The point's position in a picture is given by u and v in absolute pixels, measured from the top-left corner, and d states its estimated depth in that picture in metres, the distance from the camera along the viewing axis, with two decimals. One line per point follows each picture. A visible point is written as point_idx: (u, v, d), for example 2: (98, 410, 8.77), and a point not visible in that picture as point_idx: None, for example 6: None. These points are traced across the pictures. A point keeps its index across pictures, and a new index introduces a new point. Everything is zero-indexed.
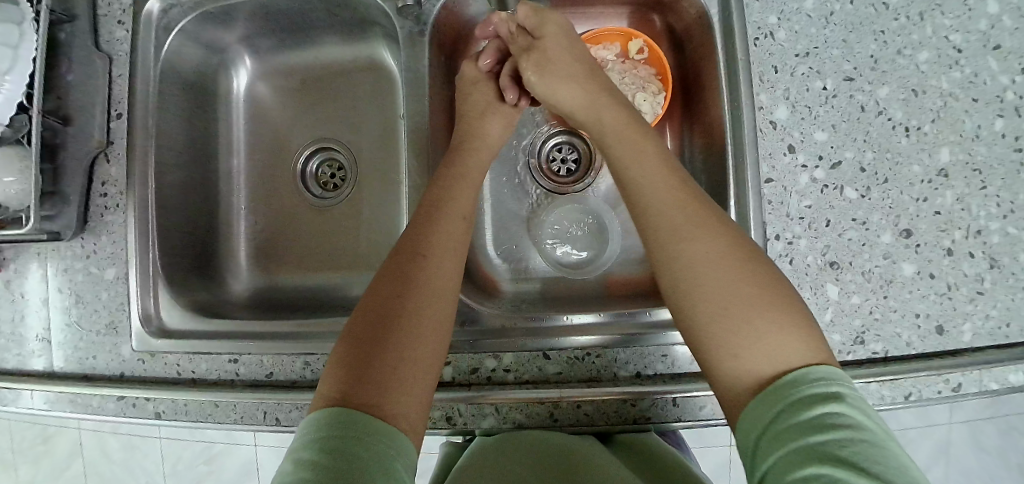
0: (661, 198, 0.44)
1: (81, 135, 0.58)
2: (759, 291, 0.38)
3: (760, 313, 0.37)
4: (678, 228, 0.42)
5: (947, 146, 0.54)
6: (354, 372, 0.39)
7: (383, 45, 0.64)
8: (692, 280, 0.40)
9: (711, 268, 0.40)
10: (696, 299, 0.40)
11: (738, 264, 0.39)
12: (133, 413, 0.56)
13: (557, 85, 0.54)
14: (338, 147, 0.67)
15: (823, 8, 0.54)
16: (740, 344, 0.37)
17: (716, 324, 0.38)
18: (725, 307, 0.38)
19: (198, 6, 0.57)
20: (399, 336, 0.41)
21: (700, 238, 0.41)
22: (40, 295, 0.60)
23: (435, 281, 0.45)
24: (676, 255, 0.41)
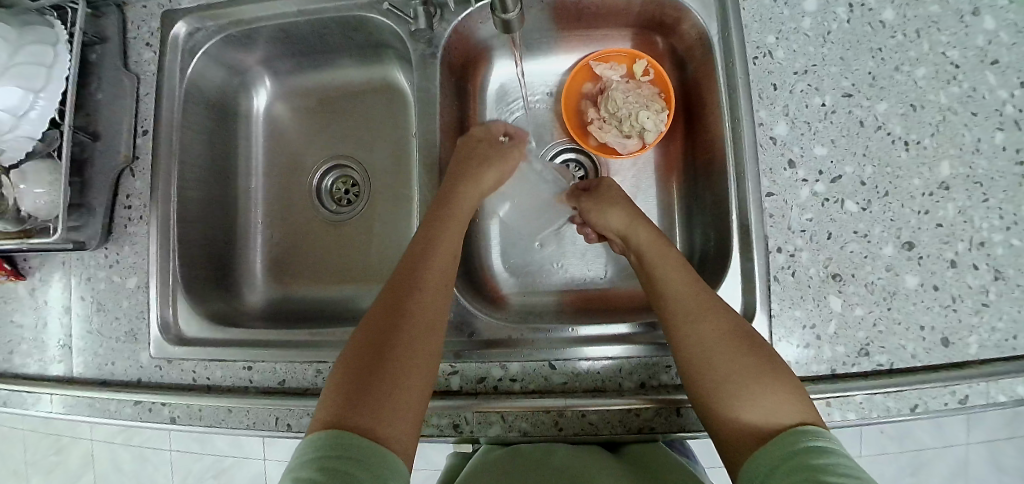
0: (671, 280, 0.50)
1: (109, 150, 0.61)
2: (761, 358, 0.44)
3: (765, 379, 0.42)
4: (686, 308, 0.47)
5: (948, 160, 0.54)
6: (349, 399, 0.40)
7: (396, 66, 0.67)
8: (703, 351, 0.45)
9: (716, 340, 0.45)
10: (707, 367, 0.44)
11: (742, 339, 0.45)
12: (148, 417, 0.57)
13: (604, 208, 0.58)
14: (352, 164, 0.69)
15: (820, 27, 0.55)
16: (752, 408, 0.42)
17: (723, 388, 0.43)
18: (733, 374, 0.43)
19: (222, 29, 0.61)
20: (393, 363, 0.43)
21: (706, 315, 0.46)
22: (63, 303, 0.62)
23: (426, 307, 0.46)
24: (686, 331, 0.46)
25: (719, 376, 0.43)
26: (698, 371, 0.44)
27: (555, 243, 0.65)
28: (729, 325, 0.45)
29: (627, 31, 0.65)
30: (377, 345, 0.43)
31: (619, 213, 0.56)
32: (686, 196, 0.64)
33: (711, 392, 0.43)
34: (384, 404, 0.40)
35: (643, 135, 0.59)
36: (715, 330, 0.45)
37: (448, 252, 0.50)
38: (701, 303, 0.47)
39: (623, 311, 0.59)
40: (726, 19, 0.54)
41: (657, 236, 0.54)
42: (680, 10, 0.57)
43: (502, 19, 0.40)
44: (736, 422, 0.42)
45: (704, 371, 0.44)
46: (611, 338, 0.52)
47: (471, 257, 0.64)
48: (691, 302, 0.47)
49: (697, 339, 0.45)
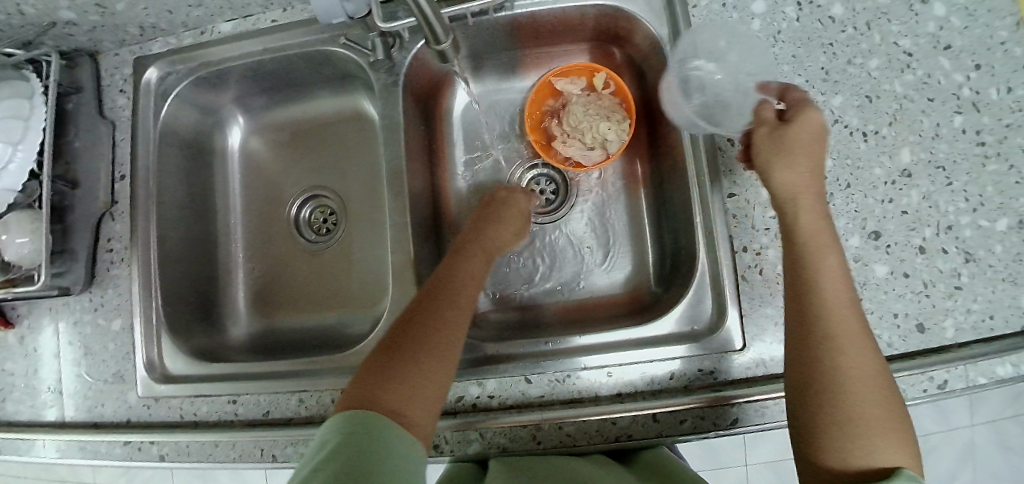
0: (834, 295, 0.43)
1: (88, 196, 0.62)
2: (891, 406, 0.40)
3: (891, 425, 0.39)
4: (852, 334, 0.42)
5: (908, 147, 0.55)
6: (374, 381, 0.44)
7: (364, 94, 0.68)
8: (847, 384, 0.40)
9: (860, 377, 0.40)
10: (845, 401, 0.40)
11: (881, 382, 0.41)
12: (137, 457, 0.58)
13: (794, 160, 0.45)
14: (328, 193, 0.71)
15: (770, 27, 0.56)
16: (873, 453, 0.38)
17: (859, 426, 0.39)
18: (868, 415, 0.39)
19: (191, 72, 0.63)
20: (415, 352, 0.45)
21: (863, 349, 0.41)
22: (51, 349, 0.63)
23: (456, 308, 0.49)
24: (843, 356, 0.41)
25: (854, 413, 0.40)
26: (830, 402, 0.40)
27: (529, 257, 0.66)
28: (874, 363, 0.41)
29: (585, 45, 0.66)
30: (406, 335, 0.46)
31: (795, 177, 0.45)
32: (654, 200, 0.64)
33: (835, 425, 0.40)
34: (406, 389, 0.43)
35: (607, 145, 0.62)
36: (863, 367, 0.41)
37: (476, 263, 0.54)
38: (856, 329, 0.42)
39: (599, 321, 0.60)
40: (677, 26, 0.56)
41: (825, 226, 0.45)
42: (632, 21, 0.58)
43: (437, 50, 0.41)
44: (845, 464, 0.39)
45: (837, 403, 0.40)
46: (583, 348, 0.52)
47: None
48: (856, 329, 0.42)
49: (844, 372, 0.41)
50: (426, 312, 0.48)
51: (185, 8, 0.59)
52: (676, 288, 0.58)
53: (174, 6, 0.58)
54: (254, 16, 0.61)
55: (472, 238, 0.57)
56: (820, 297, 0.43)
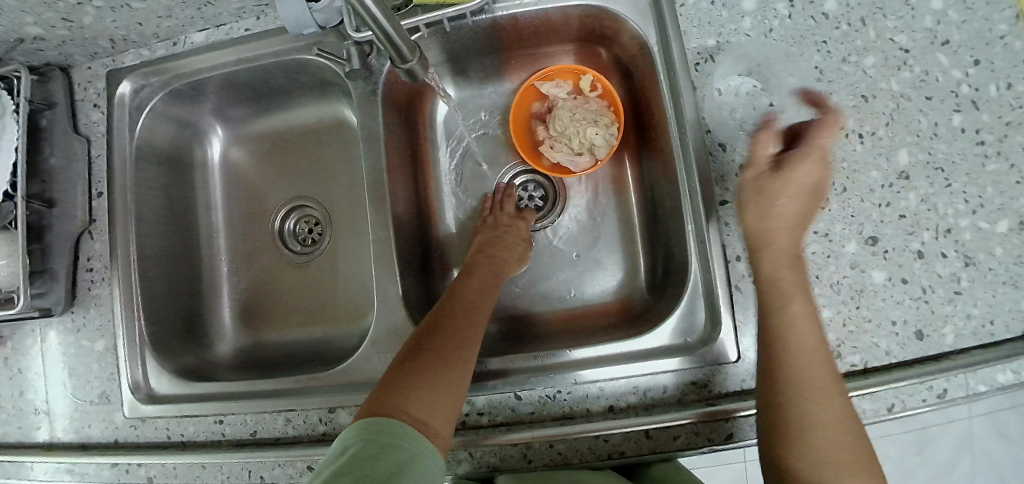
0: (799, 336, 0.41)
1: (66, 215, 0.61)
2: (861, 452, 0.39)
3: (861, 472, 0.38)
4: (816, 378, 0.40)
5: (905, 148, 0.53)
6: (395, 387, 0.42)
7: (344, 102, 0.66)
8: (813, 431, 0.39)
9: (828, 424, 0.39)
10: (809, 449, 0.39)
11: (851, 426, 0.39)
12: (126, 478, 0.58)
13: (772, 196, 0.44)
14: (312, 203, 0.69)
15: (761, 25, 0.54)
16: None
17: (819, 459, 0.39)
18: (835, 463, 0.38)
19: (166, 85, 0.61)
20: (437, 360, 0.44)
21: (832, 392, 0.40)
22: (35, 370, 0.62)
23: (474, 321, 0.49)
24: (802, 390, 0.40)
25: (820, 461, 0.38)
26: (795, 449, 0.39)
27: None
28: (844, 407, 0.40)
29: (570, 46, 0.64)
30: (426, 344, 0.46)
31: (787, 240, 0.44)
32: (645, 206, 0.62)
33: (801, 458, 0.39)
34: (428, 395, 0.42)
35: (595, 150, 0.60)
36: (832, 413, 0.39)
37: (488, 278, 0.55)
38: (819, 363, 0.41)
39: (591, 332, 0.59)
40: (664, 27, 0.54)
41: (798, 259, 0.44)
42: (617, 21, 0.56)
43: (405, 68, 0.41)
44: None
45: (803, 451, 0.39)
46: (571, 363, 0.51)
47: (436, 288, 0.64)
48: (820, 373, 0.40)
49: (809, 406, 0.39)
50: (443, 324, 0.48)
51: (154, 19, 0.57)
52: (667, 298, 0.56)
53: (143, 18, 0.56)
54: (227, 25, 0.60)
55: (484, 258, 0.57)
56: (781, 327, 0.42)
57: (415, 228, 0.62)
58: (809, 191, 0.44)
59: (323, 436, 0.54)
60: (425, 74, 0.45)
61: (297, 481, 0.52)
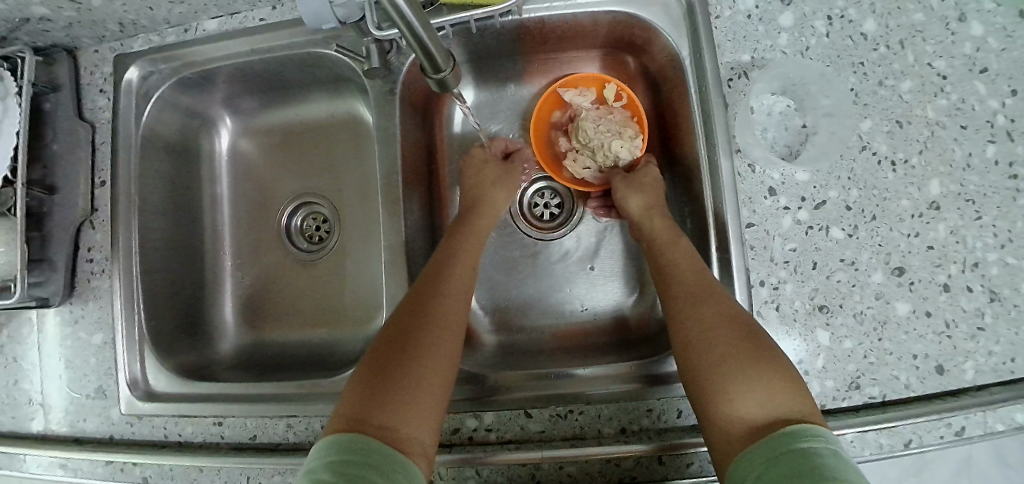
0: (682, 269, 0.48)
1: (68, 203, 0.59)
2: (760, 348, 0.42)
3: (765, 369, 0.40)
4: (699, 295, 0.45)
5: (937, 178, 0.52)
6: (368, 396, 0.40)
7: (360, 99, 0.64)
8: (700, 342, 0.43)
9: (719, 329, 0.43)
10: (706, 354, 0.42)
11: (742, 326, 0.43)
12: (120, 477, 0.56)
13: (628, 192, 0.56)
14: (321, 200, 0.67)
15: (798, 43, 0.52)
16: (744, 397, 0.40)
17: (722, 374, 0.41)
18: (733, 361, 0.41)
19: (175, 73, 0.59)
20: (409, 366, 0.42)
21: (715, 304, 0.44)
22: (29, 360, 0.61)
23: (443, 312, 0.46)
24: (689, 320, 0.45)
25: (722, 367, 0.41)
26: (695, 357, 0.43)
27: (531, 273, 0.63)
28: (732, 311, 0.44)
29: (596, 52, 0.62)
30: (399, 342, 0.43)
31: (640, 199, 0.55)
32: None
33: (705, 379, 0.42)
34: (404, 404, 0.40)
35: (620, 162, 0.59)
36: (719, 317, 0.43)
37: (464, 262, 0.52)
38: (701, 292, 0.45)
39: (605, 349, 0.57)
40: (698, 41, 0.52)
41: (671, 226, 0.52)
42: (649, 31, 0.54)
43: (436, 78, 0.37)
44: (728, 413, 0.40)
45: (701, 355, 0.43)
46: (580, 382, 0.51)
47: None
48: (700, 289, 0.45)
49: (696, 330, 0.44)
50: (412, 320, 0.45)
51: (166, 4, 0.54)
52: None
53: (155, 3, 0.54)
54: (242, 14, 0.57)
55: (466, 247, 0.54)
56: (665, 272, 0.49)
57: (428, 233, 0.61)
58: (654, 177, 0.57)
59: None
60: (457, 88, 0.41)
61: None
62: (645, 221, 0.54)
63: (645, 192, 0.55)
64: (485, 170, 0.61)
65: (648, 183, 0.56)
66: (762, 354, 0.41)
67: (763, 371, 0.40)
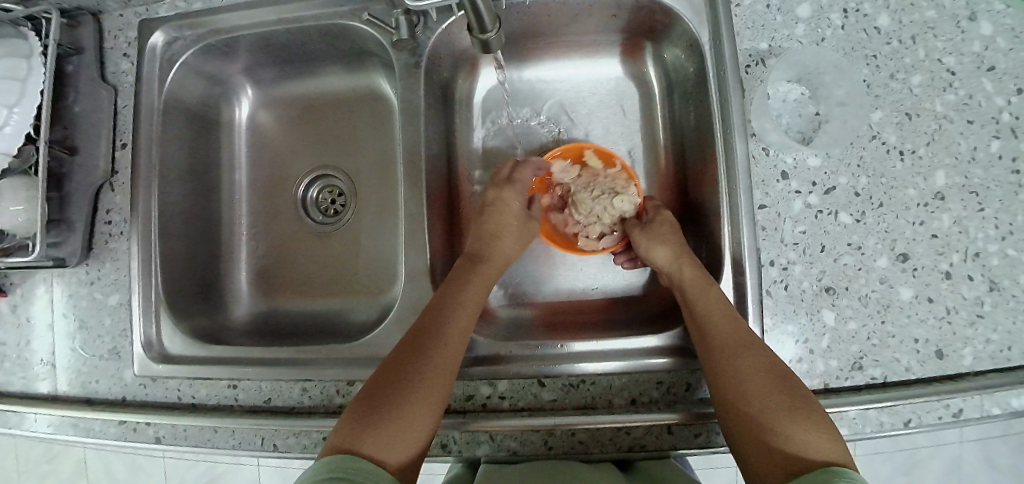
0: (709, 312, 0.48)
1: (88, 165, 0.59)
2: (795, 395, 0.43)
3: (800, 417, 0.42)
4: (731, 341, 0.46)
5: (943, 170, 0.53)
6: (365, 422, 0.43)
7: (381, 74, 0.65)
8: (739, 385, 0.45)
9: (752, 378, 0.44)
10: (741, 402, 0.44)
11: (777, 374, 0.45)
12: (133, 437, 0.57)
13: (653, 244, 0.56)
14: (338, 174, 0.68)
15: (813, 34, 0.54)
16: (786, 439, 0.41)
17: (763, 416, 0.43)
18: (766, 409, 0.43)
19: (200, 39, 0.59)
20: (408, 399, 0.44)
21: (748, 352, 0.46)
22: (44, 320, 0.61)
23: (447, 346, 0.48)
24: (726, 365, 0.46)
25: (756, 413, 0.43)
26: (733, 399, 0.44)
27: (541, 251, 0.64)
28: (765, 360, 0.45)
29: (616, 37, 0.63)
30: (403, 367, 0.46)
31: (664, 250, 0.55)
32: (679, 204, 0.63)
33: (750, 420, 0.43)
34: (398, 435, 0.43)
35: (625, 215, 0.61)
36: (752, 367, 0.45)
37: (472, 293, 0.52)
38: (738, 337, 0.46)
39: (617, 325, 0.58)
40: (718, 27, 0.53)
41: (702, 273, 0.52)
42: (670, 16, 0.56)
43: (481, 38, 0.38)
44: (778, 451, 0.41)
45: (740, 403, 0.44)
46: (598, 356, 0.50)
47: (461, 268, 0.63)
48: (734, 336, 0.46)
49: (734, 374, 0.45)
50: (419, 354, 0.47)
51: None
52: None
53: None
54: None
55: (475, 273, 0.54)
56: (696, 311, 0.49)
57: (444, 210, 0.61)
58: (673, 225, 0.57)
59: (340, 409, 0.53)
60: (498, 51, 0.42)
61: (312, 451, 0.52)
62: (675, 272, 0.53)
63: (670, 242, 0.55)
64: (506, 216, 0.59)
65: (671, 234, 0.56)
66: (793, 398, 0.43)
67: (798, 415, 0.42)
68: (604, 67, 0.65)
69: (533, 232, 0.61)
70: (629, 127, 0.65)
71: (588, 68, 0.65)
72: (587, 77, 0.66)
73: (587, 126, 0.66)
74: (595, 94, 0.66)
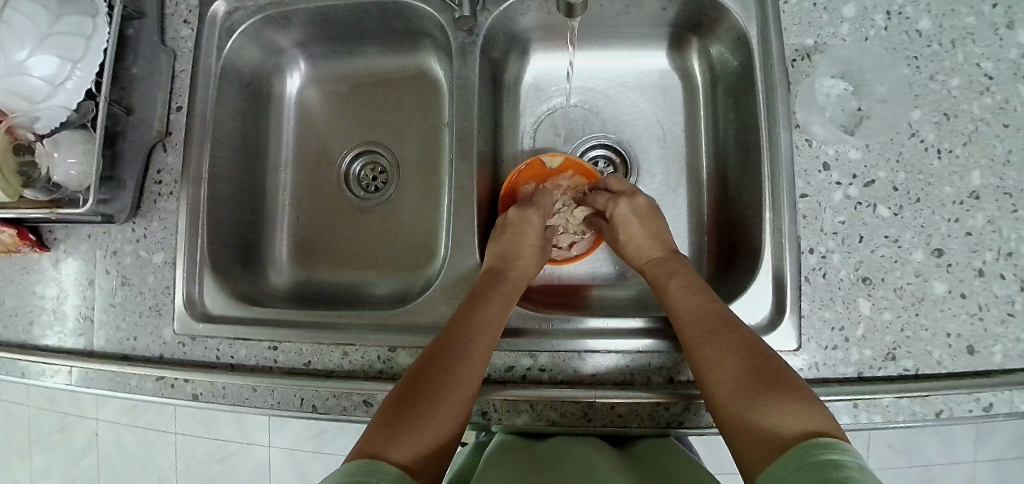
0: (683, 308, 0.50)
1: (142, 124, 0.61)
2: (772, 372, 0.42)
3: (778, 391, 0.40)
4: (700, 330, 0.47)
5: (978, 170, 0.54)
6: (389, 430, 0.41)
7: (432, 55, 0.68)
8: (715, 366, 0.44)
9: (726, 360, 0.44)
10: (714, 385, 0.44)
11: (751, 353, 0.44)
12: (170, 393, 0.57)
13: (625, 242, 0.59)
14: (381, 150, 0.70)
15: (858, 33, 0.56)
16: (767, 415, 0.39)
17: (740, 395, 0.42)
18: (741, 388, 0.42)
19: (260, 9, 0.61)
20: (434, 408, 0.43)
21: (718, 337, 0.46)
22: (85, 276, 0.62)
23: (477, 353, 0.47)
24: (703, 352, 0.46)
25: (730, 393, 0.42)
26: (712, 381, 0.44)
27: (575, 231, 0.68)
28: (738, 342, 0.45)
29: (663, 30, 0.66)
30: (425, 371, 0.46)
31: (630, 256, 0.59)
32: (717, 195, 0.65)
33: (729, 400, 0.42)
34: (421, 446, 0.41)
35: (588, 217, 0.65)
36: (723, 350, 0.45)
37: (500, 304, 0.51)
38: (711, 322, 0.47)
39: (657, 308, 0.61)
40: (767, 21, 0.55)
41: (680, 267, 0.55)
42: (719, 11, 0.59)
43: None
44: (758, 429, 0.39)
45: (714, 386, 0.44)
46: (638, 332, 0.52)
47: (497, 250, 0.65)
48: (703, 324, 0.47)
49: (711, 355, 0.45)
50: (443, 363, 0.46)
51: None
52: (739, 280, 0.58)
53: None
54: None
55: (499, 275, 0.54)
56: (675, 304, 0.51)
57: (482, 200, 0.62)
58: (643, 217, 0.58)
59: (380, 374, 0.54)
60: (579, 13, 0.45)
61: (351, 414, 0.53)
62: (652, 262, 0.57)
63: (641, 237, 0.58)
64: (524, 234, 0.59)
65: (640, 232, 0.58)
66: (776, 377, 0.42)
67: (781, 391, 0.40)
68: (650, 59, 0.69)
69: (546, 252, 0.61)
70: (669, 117, 0.68)
71: (635, 59, 0.69)
72: (633, 68, 0.69)
73: (629, 116, 0.68)
74: (638, 84, 0.69)
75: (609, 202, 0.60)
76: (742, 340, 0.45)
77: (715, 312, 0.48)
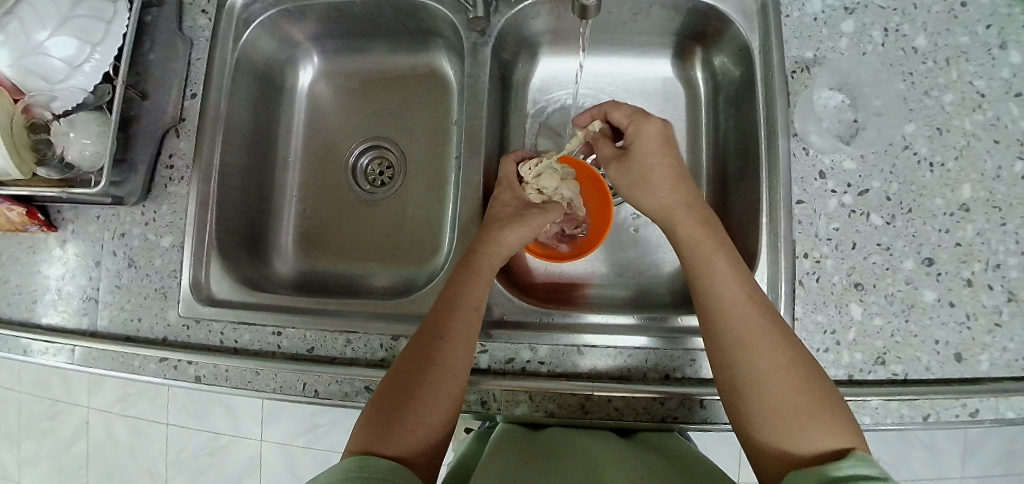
0: (724, 291, 0.48)
1: (157, 110, 0.62)
2: (802, 383, 0.43)
3: (818, 406, 0.41)
4: (743, 323, 0.46)
5: (969, 183, 0.56)
6: (381, 426, 0.43)
7: (443, 54, 0.69)
8: (752, 372, 0.44)
9: (764, 365, 0.44)
10: (751, 384, 0.43)
11: (794, 362, 0.44)
12: (173, 375, 0.58)
13: (648, 184, 0.56)
14: (390, 145, 0.71)
15: (855, 48, 0.58)
16: (796, 429, 0.41)
17: (772, 406, 0.42)
18: (775, 399, 0.42)
19: (278, 2, 0.63)
20: (424, 400, 0.44)
21: (765, 338, 0.45)
22: (92, 257, 0.63)
23: (461, 337, 0.48)
24: (742, 353, 0.45)
25: (766, 398, 0.43)
26: (747, 388, 0.44)
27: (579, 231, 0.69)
28: (778, 345, 0.44)
29: (669, 39, 0.68)
30: (416, 361, 0.46)
31: (669, 193, 0.55)
32: (716, 201, 0.66)
33: (761, 408, 0.42)
34: (415, 437, 0.42)
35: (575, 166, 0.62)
36: (768, 356, 0.44)
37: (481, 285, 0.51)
38: (752, 322, 0.46)
39: (654, 308, 0.63)
40: (769, 33, 0.57)
41: (705, 236, 0.52)
42: (723, 22, 0.61)
43: None
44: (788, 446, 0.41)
45: (750, 391, 0.43)
46: (635, 328, 0.53)
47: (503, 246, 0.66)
48: (739, 320, 0.46)
49: (749, 358, 0.44)
50: (429, 351, 0.46)
51: None
52: None
53: None
54: None
55: (481, 248, 0.53)
56: (713, 290, 0.48)
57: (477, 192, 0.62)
58: (655, 143, 0.56)
59: (382, 362, 0.55)
60: (593, 14, 0.46)
61: (352, 399, 0.53)
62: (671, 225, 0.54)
63: (663, 182, 0.55)
64: (502, 209, 0.57)
65: (662, 169, 0.56)
66: (808, 390, 0.42)
67: (811, 407, 0.41)
68: (655, 67, 0.71)
69: (532, 219, 0.57)
70: (672, 123, 0.70)
71: (640, 66, 0.71)
72: (637, 74, 0.71)
73: None
74: (642, 91, 0.71)
75: (632, 119, 0.58)
76: (779, 343, 0.45)
77: (752, 308, 0.47)
